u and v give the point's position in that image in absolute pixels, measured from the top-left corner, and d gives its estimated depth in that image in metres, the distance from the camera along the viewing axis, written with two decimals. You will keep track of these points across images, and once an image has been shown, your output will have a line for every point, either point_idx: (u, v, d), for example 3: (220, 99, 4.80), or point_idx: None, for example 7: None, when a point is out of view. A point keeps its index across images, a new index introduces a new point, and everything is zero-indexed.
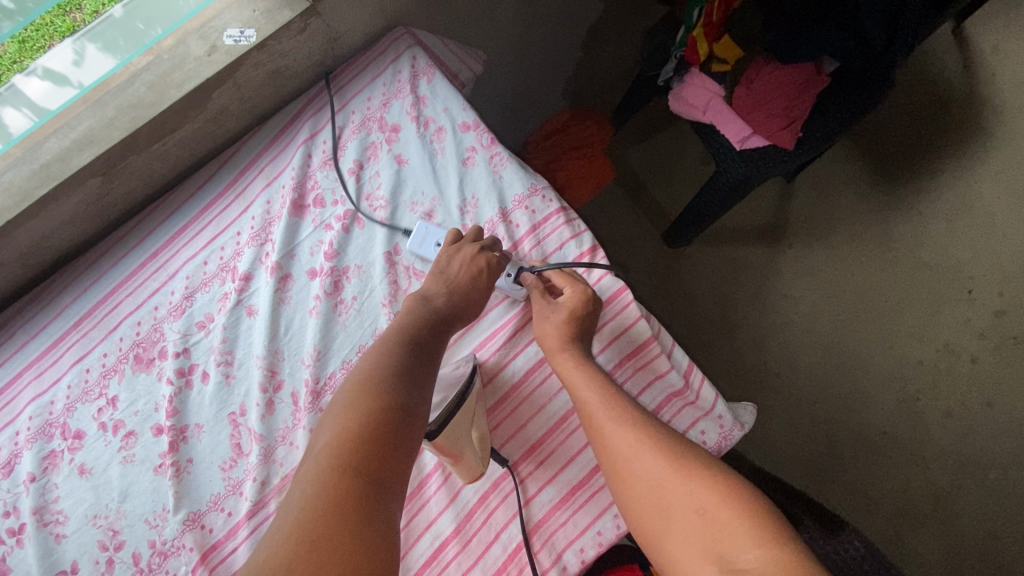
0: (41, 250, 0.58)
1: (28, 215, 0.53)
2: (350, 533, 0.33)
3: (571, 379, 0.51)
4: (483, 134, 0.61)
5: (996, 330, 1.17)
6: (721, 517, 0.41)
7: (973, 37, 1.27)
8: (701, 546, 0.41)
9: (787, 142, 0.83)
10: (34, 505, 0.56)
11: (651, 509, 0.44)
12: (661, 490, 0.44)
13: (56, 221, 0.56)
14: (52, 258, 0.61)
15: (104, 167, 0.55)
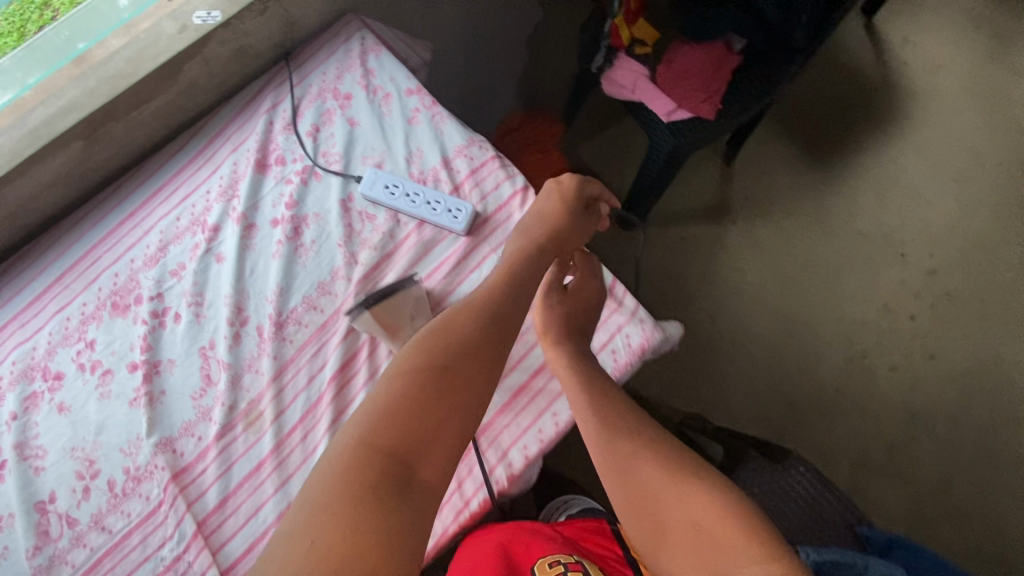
0: (27, 211, 0.65)
1: (17, 174, 0.60)
2: (361, 511, 0.38)
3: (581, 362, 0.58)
4: (425, 97, 0.69)
5: (930, 289, 1.26)
6: (725, 532, 0.43)
7: (884, 31, 1.41)
8: (698, 560, 0.43)
9: (708, 113, 0.93)
10: (15, 441, 0.60)
11: (650, 517, 0.48)
12: (658, 499, 0.48)
13: (41, 182, 0.63)
14: (36, 221, 0.67)
15: (85, 131, 0.62)
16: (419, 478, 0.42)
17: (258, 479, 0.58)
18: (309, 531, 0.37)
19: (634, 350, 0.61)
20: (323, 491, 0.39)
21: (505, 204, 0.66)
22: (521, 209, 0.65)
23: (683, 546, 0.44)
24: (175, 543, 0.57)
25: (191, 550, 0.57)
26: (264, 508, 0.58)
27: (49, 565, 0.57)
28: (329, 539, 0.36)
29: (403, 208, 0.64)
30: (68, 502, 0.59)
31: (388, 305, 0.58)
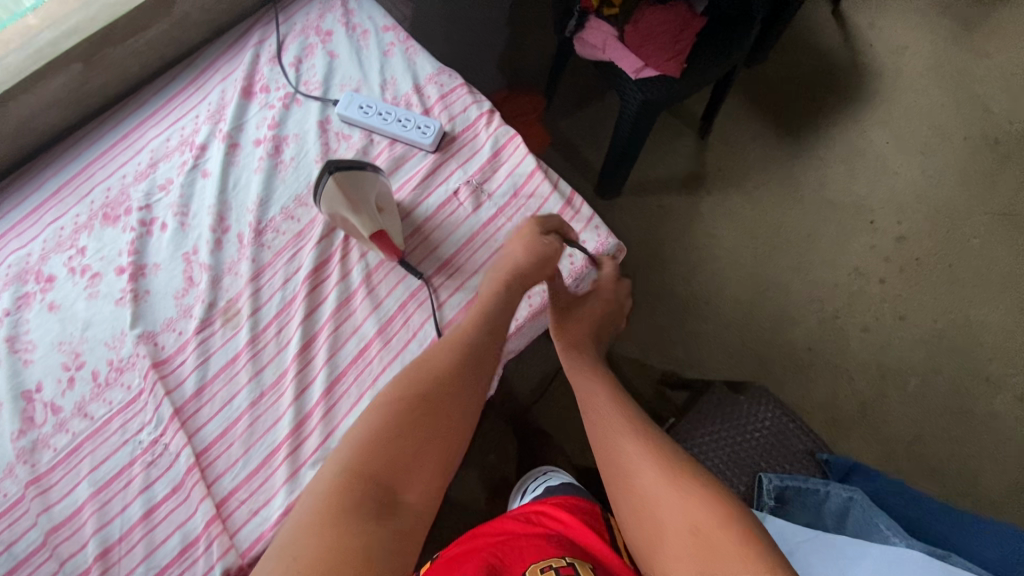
0: (28, 130, 0.70)
1: (22, 89, 0.65)
2: (341, 524, 0.45)
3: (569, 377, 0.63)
4: (400, 33, 0.75)
5: (899, 254, 1.30)
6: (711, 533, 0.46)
7: (851, 15, 1.49)
8: (690, 561, 0.45)
9: (673, 71, 1.00)
10: (7, 334, 0.64)
11: (648, 523, 0.50)
12: (657, 504, 0.50)
13: (42, 101, 0.68)
14: (36, 142, 0.72)
15: (85, 54, 0.68)
16: (396, 501, 0.49)
17: (234, 369, 0.62)
18: (293, 548, 0.43)
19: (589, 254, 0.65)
20: (305, 514, 0.46)
21: (471, 125, 0.71)
22: (486, 129, 0.70)
23: (679, 555, 0.46)
24: (152, 427, 0.60)
25: (168, 432, 0.60)
26: (238, 396, 0.61)
27: (33, 448, 0.60)
28: (311, 555, 0.42)
29: (376, 125, 0.70)
30: (53, 391, 0.62)
31: (353, 176, 0.57)
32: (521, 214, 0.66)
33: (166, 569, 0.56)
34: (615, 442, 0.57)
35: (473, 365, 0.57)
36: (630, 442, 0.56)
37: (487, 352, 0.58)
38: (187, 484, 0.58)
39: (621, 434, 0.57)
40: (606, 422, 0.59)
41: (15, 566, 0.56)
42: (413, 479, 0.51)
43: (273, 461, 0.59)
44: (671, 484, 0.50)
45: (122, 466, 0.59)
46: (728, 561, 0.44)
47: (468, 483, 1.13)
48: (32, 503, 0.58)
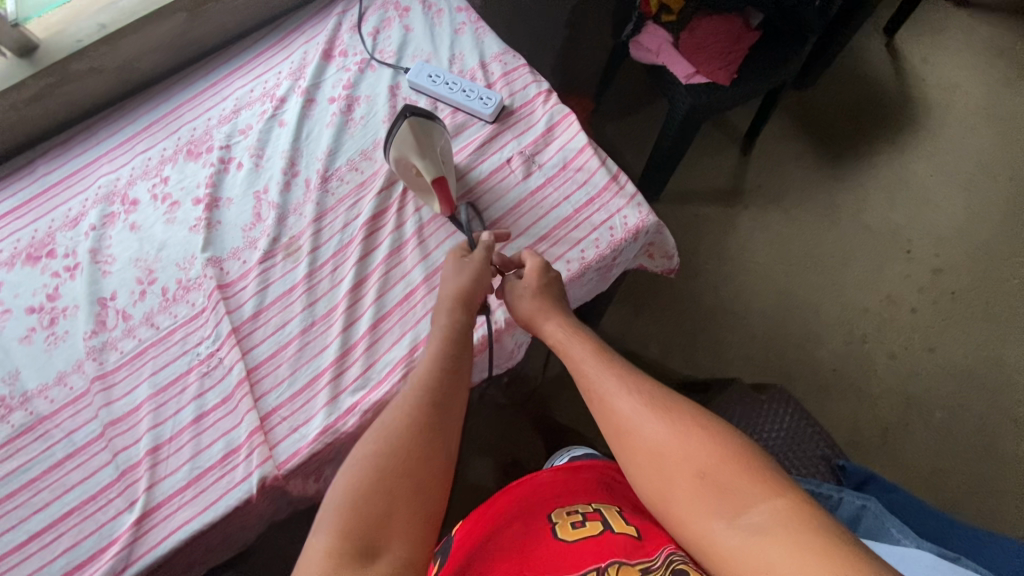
0: (132, 69, 0.80)
1: (134, 29, 0.76)
2: None
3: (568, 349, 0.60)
4: (471, 14, 0.82)
5: (934, 285, 1.29)
6: (724, 476, 0.48)
7: (904, 51, 1.51)
8: (704, 503, 0.47)
9: (724, 79, 1.03)
10: (91, 247, 0.71)
11: (655, 472, 0.51)
12: (663, 455, 0.51)
13: (149, 43, 0.78)
14: (138, 81, 0.82)
15: (190, 5, 0.78)
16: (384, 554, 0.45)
17: (290, 299, 0.67)
18: None
19: (631, 228, 0.67)
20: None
21: (529, 101, 0.75)
22: (543, 106, 0.75)
23: (690, 499, 0.48)
24: (211, 341, 0.65)
25: (224, 348, 0.65)
26: (290, 323, 0.66)
27: (101, 348, 0.66)
28: None
29: (442, 94, 0.75)
30: (126, 301, 0.68)
31: (421, 120, 0.64)
32: (567, 185, 0.70)
33: (208, 470, 0.60)
34: (610, 403, 0.56)
35: (439, 414, 0.53)
36: (624, 399, 0.55)
37: (448, 397, 0.55)
38: (236, 396, 0.63)
39: (615, 392, 0.56)
40: (599, 387, 0.57)
41: (72, 452, 0.61)
42: (395, 534, 0.46)
43: (316, 384, 0.63)
44: (675, 433, 0.51)
45: (179, 374, 0.64)
46: (739, 497, 0.46)
47: (480, 461, 1.16)
48: (94, 397, 0.63)
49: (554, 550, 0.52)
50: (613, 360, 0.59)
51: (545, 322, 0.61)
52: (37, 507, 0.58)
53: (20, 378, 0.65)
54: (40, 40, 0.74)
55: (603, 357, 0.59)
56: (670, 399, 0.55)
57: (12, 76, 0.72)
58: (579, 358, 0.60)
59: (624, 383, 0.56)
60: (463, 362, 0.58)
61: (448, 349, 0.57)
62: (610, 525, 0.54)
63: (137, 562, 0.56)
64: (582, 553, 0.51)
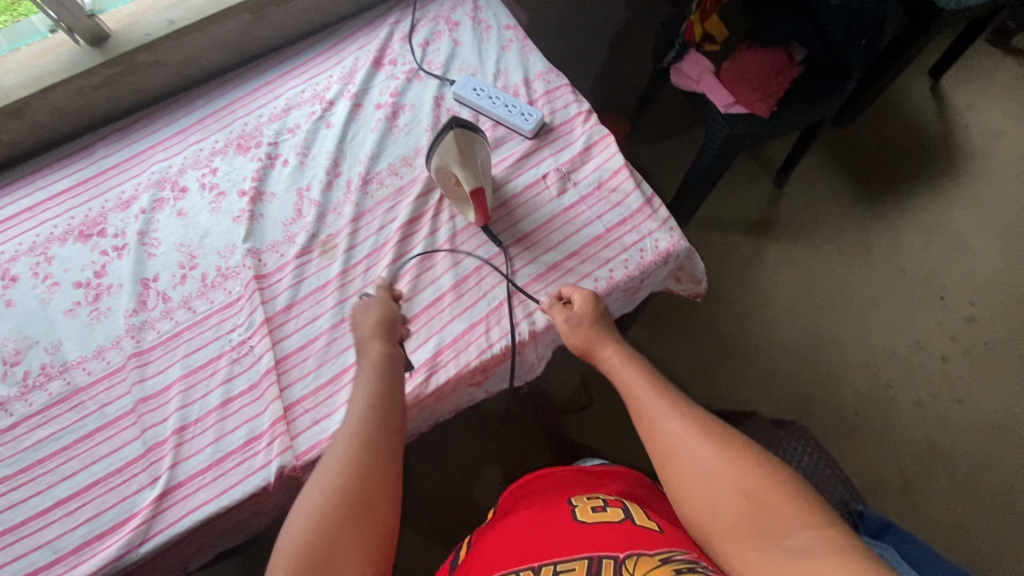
0: (193, 64, 0.84)
1: (199, 26, 0.80)
2: None
3: (622, 371, 0.61)
4: (519, 32, 0.84)
5: (967, 335, 1.25)
6: (769, 501, 0.48)
7: (949, 94, 1.49)
8: (749, 525, 0.48)
9: (763, 110, 1.03)
10: (139, 229, 0.74)
11: (700, 495, 0.51)
12: (712, 477, 0.51)
13: (211, 40, 0.83)
14: (198, 75, 0.86)
15: (253, 8, 0.82)
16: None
17: (322, 295, 0.69)
18: None
19: (661, 252, 0.67)
20: None
21: (569, 120, 0.77)
22: (582, 125, 0.76)
23: (735, 520, 0.48)
24: (243, 329, 0.67)
25: (256, 336, 0.67)
26: (321, 318, 0.68)
27: (140, 327, 0.68)
28: None
29: (484, 107, 0.77)
30: (167, 284, 0.71)
31: (466, 132, 0.64)
32: (601, 205, 0.71)
33: (230, 454, 0.61)
34: (661, 424, 0.55)
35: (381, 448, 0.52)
36: (676, 423, 0.55)
37: (380, 442, 0.52)
38: (263, 384, 0.64)
39: (664, 417, 0.56)
40: (652, 407, 0.57)
41: (103, 425, 0.63)
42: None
43: (341, 380, 0.64)
44: (724, 457, 0.51)
45: (211, 358, 0.66)
46: (784, 520, 0.47)
47: (489, 472, 1.16)
48: (129, 373, 0.66)
49: (574, 530, 0.53)
50: (663, 386, 0.59)
51: (603, 348, 0.62)
52: (65, 475, 0.61)
53: (61, 348, 0.68)
54: (112, 31, 0.79)
55: (655, 382, 0.59)
56: (719, 425, 0.55)
57: (83, 62, 0.77)
58: (632, 385, 0.60)
59: (675, 406, 0.56)
60: (393, 404, 0.55)
61: (377, 393, 0.55)
62: (631, 516, 0.55)
63: (154, 537, 0.57)
64: (601, 535, 0.52)
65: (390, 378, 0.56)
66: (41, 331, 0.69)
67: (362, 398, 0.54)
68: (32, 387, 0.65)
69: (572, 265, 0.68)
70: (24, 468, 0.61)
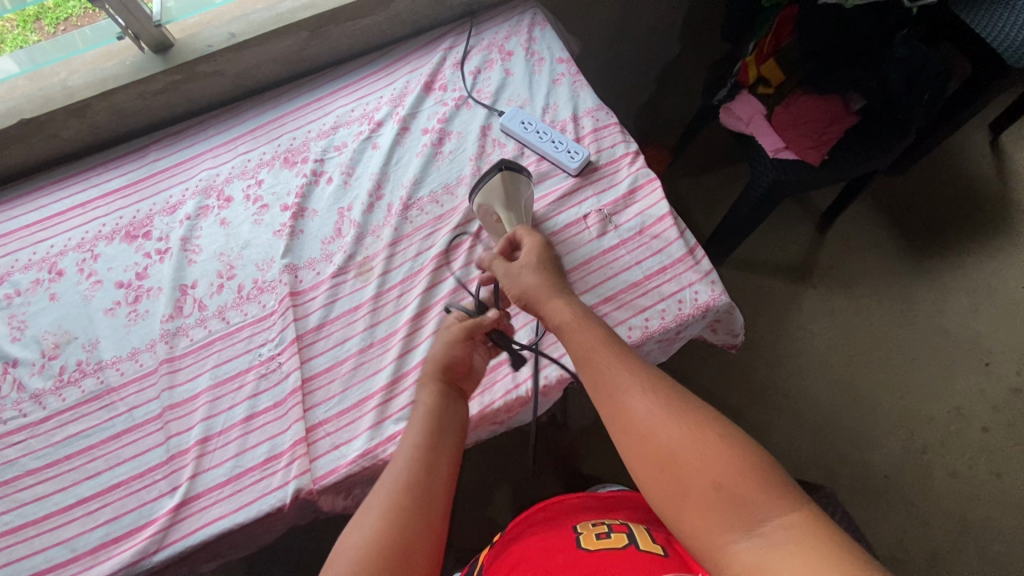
0: (250, 75, 0.87)
1: (259, 41, 0.82)
2: None
3: (581, 337, 0.55)
4: (571, 67, 0.84)
5: (1011, 406, 1.19)
6: (740, 486, 0.44)
7: (1009, 149, 1.43)
8: (719, 513, 0.43)
9: (813, 159, 1.00)
10: (182, 235, 0.75)
11: (667, 480, 0.46)
12: (677, 461, 0.46)
13: (269, 55, 0.85)
14: (253, 85, 0.89)
15: (312, 26, 0.84)
16: None
17: (353, 317, 0.69)
18: None
19: (700, 305, 0.65)
20: None
21: (615, 160, 0.76)
22: (627, 167, 0.75)
23: (703, 508, 0.44)
24: (273, 345, 0.67)
25: (285, 353, 0.67)
26: (350, 341, 0.67)
27: (174, 333, 0.69)
28: None
29: (531, 141, 0.77)
30: (204, 292, 0.72)
31: (514, 174, 0.66)
32: (642, 249, 0.69)
33: (249, 471, 0.60)
34: (623, 401, 0.51)
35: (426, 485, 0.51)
36: (639, 400, 0.50)
37: (427, 488, 0.51)
38: (288, 403, 0.64)
39: (628, 388, 0.51)
40: (614, 377, 0.52)
41: (130, 428, 0.64)
42: None
43: (364, 407, 0.63)
44: (691, 438, 0.47)
45: (239, 371, 0.66)
46: (756, 509, 0.43)
47: (501, 498, 1.15)
48: (160, 378, 0.66)
49: (577, 557, 0.52)
50: (630, 355, 0.54)
51: (547, 301, 0.59)
52: (89, 474, 0.61)
53: (98, 346, 0.69)
54: (176, 40, 0.81)
55: (616, 349, 0.55)
56: (688, 404, 0.50)
57: (146, 68, 0.80)
58: (588, 348, 0.55)
59: (640, 381, 0.52)
60: (447, 443, 0.54)
61: (429, 432, 0.54)
62: (635, 542, 0.53)
63: (168, 547, 0.57)
64: (606, 562, 0.50)
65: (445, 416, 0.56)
66: (80, 328, 0.70)
67: (413, 440, 0.53)
68: (66, 382, 0.67)
69: (607, 309, 0.66)
70: (51, 463, 0.62)
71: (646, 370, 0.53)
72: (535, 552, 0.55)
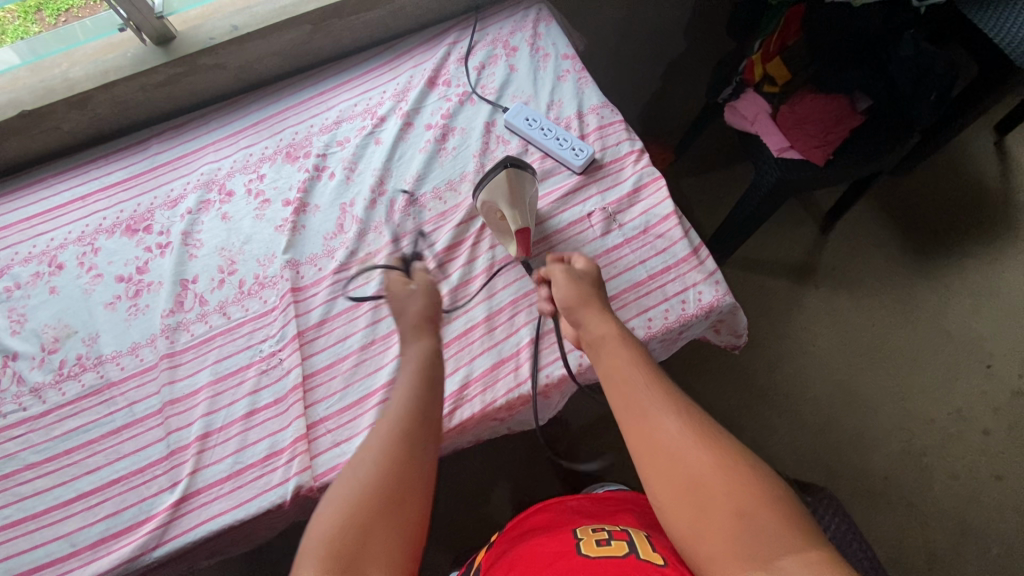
0: (253, 68, 0.87)
1: (261, 34, 0.82)
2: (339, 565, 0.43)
3: (618, 361, 0.56)
4: (576, 63, 0.83)
5: (1011, 409, 1.19)
6: (764, 518, 0.44)
7: (1014, 151, 1.43)
8: (739, 542, 0.43)
9: (818, 159, 1.00)
10: (183, 229, 0.75)
11: (692, 505, 0.46)
12: (704, 486, 0.46)
13: (272, 47, 0.84)
14: (256, 77, 0.88)
15: (316, 19, 0.83)
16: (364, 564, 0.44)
17: (354, 314, 0.68)
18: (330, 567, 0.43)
19: (704, 306, 0.64)
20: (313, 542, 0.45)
21: (620, 158, 0.75)
22: (632, 165, 0.74)
23: (725, 537, 0.44)
24: (275, 341, 0.67)
25: (286, 350, 0.66)
26: (352, 337, 0.67)
27: (174, 327, 0.69)
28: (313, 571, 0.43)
29: (535, 138, 0.76)
30: (205, 286, 0.71)
31: (518, 171, 0.66)
32: (645, 249, 0.68)
33: (249, 467, 0.60)
34: (658, 422, 0.51)
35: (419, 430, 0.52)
36: (671, 421, 0.51)
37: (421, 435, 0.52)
38: (289, 400, 0.63)
39: (661, 412, 0.52)
40: (647, 401, 0.53)
41: (130, 422, 0.63)
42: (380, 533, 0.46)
43: (365, 404, 0.63)
44: (719, 464, 0.47)
45: (240, 366, 0.66)
46: (772, 541, 0.42)
47: (501, 495, 1.15)
48: (160, 373, 0.66)
49: (575, 563, 0.51)
50: (664, 379, 0.55)
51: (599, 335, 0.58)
52: (88, 468, 0.61)
53: (98, 341, 0.69)
54: (177, 32, 0.81)
55: (652, 373, 0.55)
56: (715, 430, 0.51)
57: (148, 61, 0.79)
58: (627, 372, 0.55)
59: (674, 404, 0.52)
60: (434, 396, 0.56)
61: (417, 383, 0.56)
62: (635, 550, 0.52)
63: (166, 544, 0.56)
64: (603, 569, 0.49)
65: (430, 370, 0.57)
66: (81, 321, 0.70)
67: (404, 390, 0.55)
68: (66, 376, 0.66)
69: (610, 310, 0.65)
70: (50, 457, 0.62)
71: (677, 395, 0.54)
72: (535, 555, 0.55)
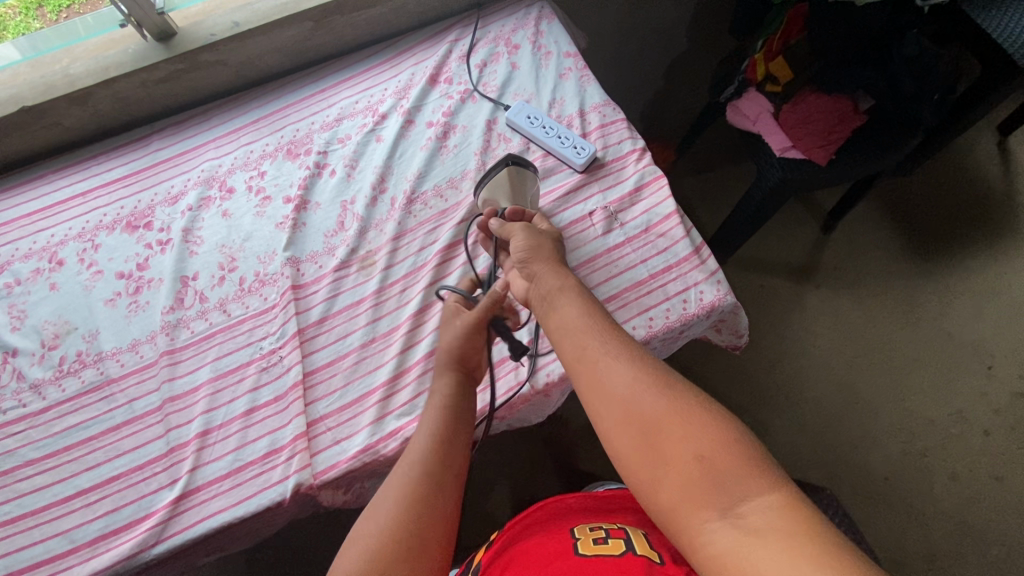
0: (254, 65, 0.86)
1: (262, 31, 0.81)
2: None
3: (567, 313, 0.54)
4: (578, 61, 0.83)
5: (1012, 410, 1.18)
6: (724, 462, 0.42)
7: (1016, 152, 1.42)
8: (698, 489, 0.42)
9: (820, 158, 0.99)
10: (184, 226, 0.75)
11: (648, 452, 0.45)
12: (660, 432, 0.45)
13: (274, 44, 0.84)
14: (257, 74, 0.88)
15: (317, 16, 0.83)
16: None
17: (355, 312, 0.68)
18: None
19: (705, 305, 0.64)
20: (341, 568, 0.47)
21: (621, 157, 0.75)
22: (634, 164, 0.74)
23: (683, 481, 0.43)
24: (275, 338, 0.67)
25: (286, 347, 0.66)
26: (353, 335, 0.67)
27: (175, 324, 0.68)
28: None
29: (536, 136, 0.76)
30: (205, 283, 0.71)
31: (520, 170, 0.66)
32: (646, 248, 0.68)
33: (249, 465, 0.60)
34: (607, 370, 0.49)
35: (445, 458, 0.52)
36: (623, 369, 0.49)
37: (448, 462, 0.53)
38: (289, 397, 0.63)
39: (610, 360, 0.49)
40: (599, 351, 0.50)
41: (130, 419, 0.63)
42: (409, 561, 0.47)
43: (365, 401, 0.63)
44: (674, 409, 0.46)
45: (240, 364, 0.66)
46: (735, 488, 0.41)
47: (500, 493, 1.15)
48: (160, 370, 0.66)
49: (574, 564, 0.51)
50: (616, 327, 0.53)
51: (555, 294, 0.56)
52: (88, 465, 0.61)
53: (99, 337, 0.68)
54: (178, 28, 0.80)
55: (604, 324, 0.53)
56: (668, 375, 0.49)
57: (149, 57, 0.79)
58: (577, 324, 0.53)
59: (626, 352, 0.50)
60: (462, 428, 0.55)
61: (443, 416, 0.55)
62: (632, 548, 0.52)
63: (166, 540, 0.56)
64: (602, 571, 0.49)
65: (460, 405, 0.56)
66: (81, 318, 0.70)
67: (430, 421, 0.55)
68: (66, 372, 0.66)
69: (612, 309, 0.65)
70: (50, 454, 0.62)
71: (630, 341, 0.51)
72: (533, 555, 0.55)
